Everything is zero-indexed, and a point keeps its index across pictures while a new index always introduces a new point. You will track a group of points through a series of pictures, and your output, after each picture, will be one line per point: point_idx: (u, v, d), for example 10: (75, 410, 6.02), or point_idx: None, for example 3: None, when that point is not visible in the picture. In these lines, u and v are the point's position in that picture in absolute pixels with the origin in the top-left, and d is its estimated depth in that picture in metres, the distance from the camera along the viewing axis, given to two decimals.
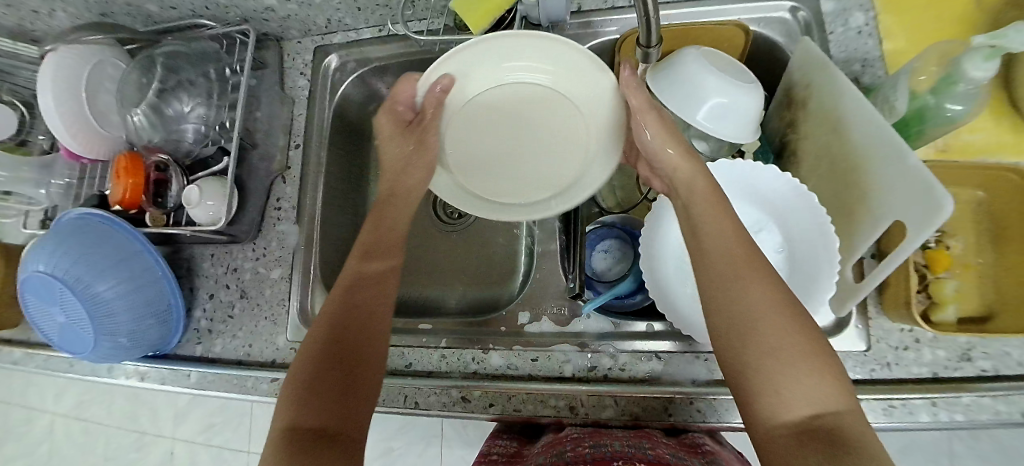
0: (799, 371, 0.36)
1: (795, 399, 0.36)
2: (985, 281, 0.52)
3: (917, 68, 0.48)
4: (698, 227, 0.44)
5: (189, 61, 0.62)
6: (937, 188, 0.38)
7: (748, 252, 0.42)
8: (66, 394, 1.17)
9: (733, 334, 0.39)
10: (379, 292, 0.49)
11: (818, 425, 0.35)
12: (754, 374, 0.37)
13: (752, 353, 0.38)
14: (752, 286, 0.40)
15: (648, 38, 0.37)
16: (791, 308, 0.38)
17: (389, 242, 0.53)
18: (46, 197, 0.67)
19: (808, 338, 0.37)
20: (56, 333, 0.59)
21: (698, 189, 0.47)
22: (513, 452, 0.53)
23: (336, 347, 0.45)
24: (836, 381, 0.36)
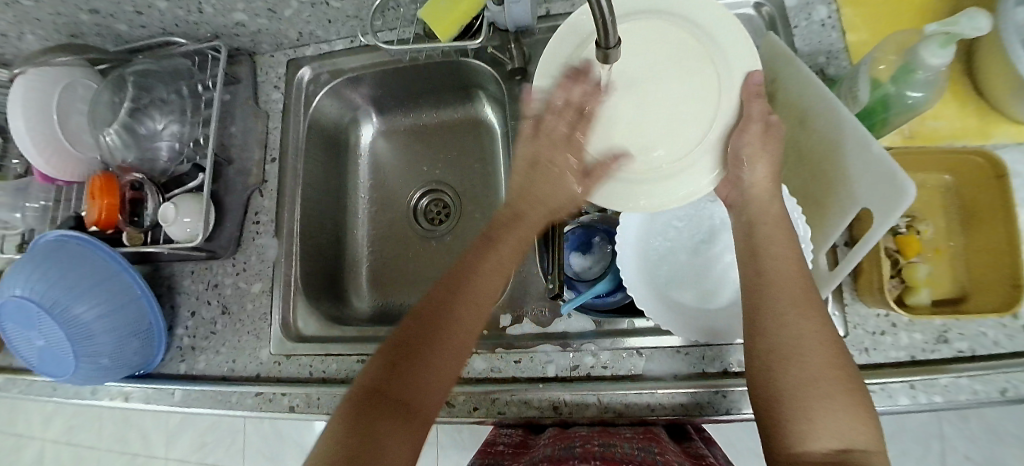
0: (835, 405, 0.37)
1: (826, 431, 0.37)
2: (957, 263, 0.52)
3: (876, 58, 0.49)
4: (758, 249, 0.45)
5: (160, 80, 0.62)
6: (901, 175, 0.39)
7: (804, 283, 0.42)
8: (55, 419, 1.15)
9: (778, 358, 0.39)
10: (432, 364, 0.43)
11: (843, 460, 0.36)
12: (790, 402, 0.38)
13: (792, 379, 0.39)
14: (807, 318, 0.40)
15: (607, 41, 0.37)
16: (836, 344, 0.40)
17: (469, 301, 0.46)
18: (23, 221, 0.66)
19: (846, 375, 0.39)
20: (36, 356, 0.59)
21: (770, 214, 0.45)
22: (519, 442, 0.52)
23: (369, 421, 0.39)
24: (867, 420, 0.37)
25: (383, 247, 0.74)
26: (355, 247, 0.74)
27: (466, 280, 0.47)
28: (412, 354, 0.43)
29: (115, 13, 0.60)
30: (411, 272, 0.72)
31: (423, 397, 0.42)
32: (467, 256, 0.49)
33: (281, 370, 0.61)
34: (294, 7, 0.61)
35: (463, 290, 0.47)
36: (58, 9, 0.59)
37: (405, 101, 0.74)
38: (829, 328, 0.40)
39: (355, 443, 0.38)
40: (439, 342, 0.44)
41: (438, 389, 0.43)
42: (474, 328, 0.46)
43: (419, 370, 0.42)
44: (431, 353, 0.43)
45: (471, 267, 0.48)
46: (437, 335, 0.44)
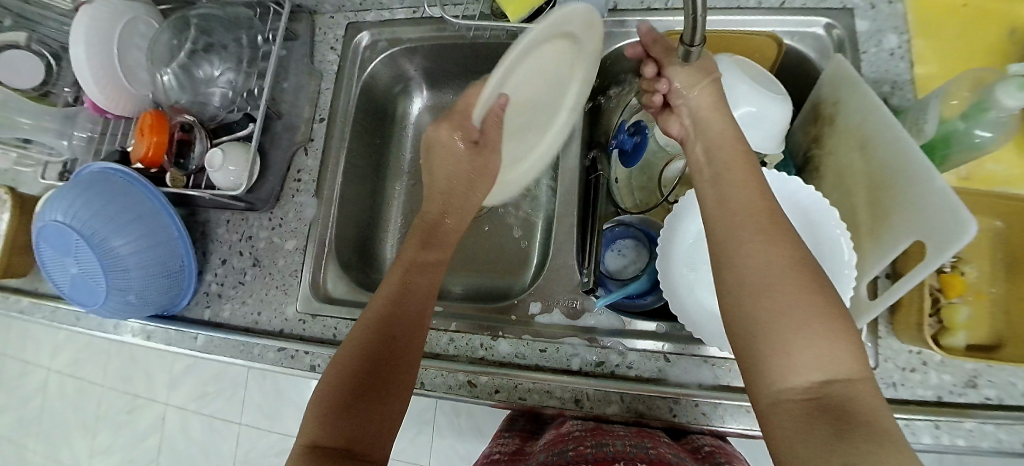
0: (812, 334, 0.34)
1: (806, 363, 0.34)
2: (996, 310, 0.52)
3: (949, 92, 0.48)
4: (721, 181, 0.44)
5: (223, 26, 0.63)
6: (962, 211, 0.39)
7: (767, 209, 0.40)
8: (62, 350, 1.17)
9: (748, 291, 0.37)
10: (406, 317, 0.46)
11: (826, 394, 0.33)
12: (763, 334, 0.36)
13: (766, 310, 0.36)
14: (772, 243, 0.38)
15: (692, 38, 0.37)
16: (809, 266, 0.37)
17: (424, 284, 0.49)
18: (69, 148, 0.68)
19: (825, 300, 0.35)
20: (67, 283, 0.60)
21: (732, 152, 0.45)
22: (514, 451, 0.53)
23: (365, 360, 0.42)
24: (850, 345, 0.34)
25: (415, 221, 0.74)
26: (387, 218, 0.74)
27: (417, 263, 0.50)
28: (392, 311, 0.45)
29: None
30: None
31: (409, 345, 0.44)
32: (416, 246, 0.52)
33: (305, 328, 0.61)
34: None
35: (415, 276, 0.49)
36: None
37: (456, 79, 0.74)
38: (801, 252, 0.38)
39: (355, 378, 0.41)
40: (409, 304, 0.47)
41: (416, 336, 0.45)
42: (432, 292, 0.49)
43: (400, 328, 0.45)
44: (406, 318, 0.46)
45: (412, 260, 0.50)
46: (402, 300, 0.47)
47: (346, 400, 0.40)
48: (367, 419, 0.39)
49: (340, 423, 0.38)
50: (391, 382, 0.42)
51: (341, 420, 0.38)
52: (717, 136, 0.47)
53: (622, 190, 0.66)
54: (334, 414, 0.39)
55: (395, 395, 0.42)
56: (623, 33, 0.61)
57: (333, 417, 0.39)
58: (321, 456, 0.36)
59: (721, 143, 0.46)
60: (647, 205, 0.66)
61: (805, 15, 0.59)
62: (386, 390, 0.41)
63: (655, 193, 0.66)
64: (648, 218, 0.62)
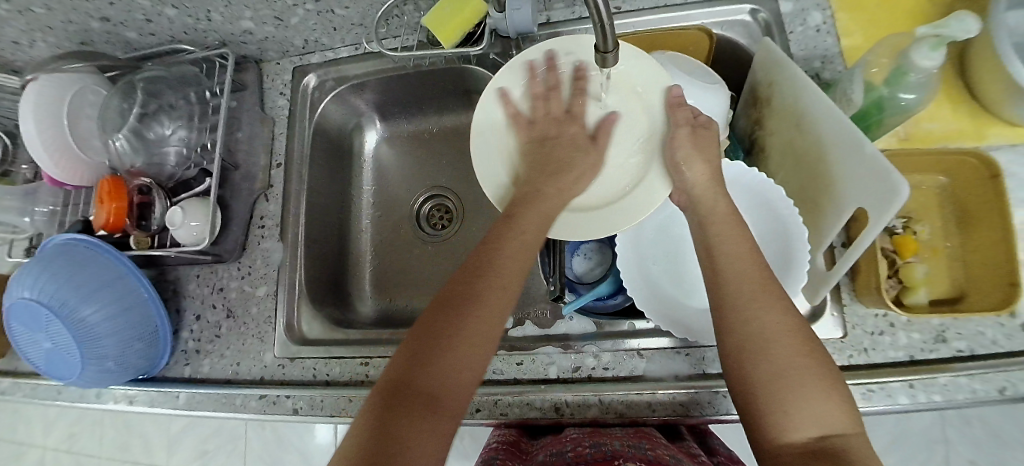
0: (810, 394, 0.37)
1: (803, 420, 0.37)
2: (954, 263, 0.53)
3: (870, 61, 0.50)
4: (714, 249, 0.45)
5: (168, 86, 0.63)
6: (893, 176, 0.40)
7: (762, 276, 0.42)
8: (56, 427, 1.15)
9: (747, 353, 0.40)
10: (496, 277, 0.45)
11: (822, 446, 0.36)
12: (762, 394, 0.38)
13: (764, 372, 0.39)
14: (770, 309, 0.40)
15: (605, 44, 0.38)
16: (807, 333, 0.40)
17: (523, 243, 0.47)
18: (31, 224, 0.68)
19: (815, 360, 0.39)
20: (42, 359, 0.59)
21: (719, 212, 0.46)
22: (513, 442, 0.53)
23: (448, 313, 0.43)
24: (845, 405, 0.38)
25: (387, 251, 0.75)
26: (358, 251, 0.75)
27: (518, 222, 0.48)
28: (483, 259, 0.46)
29: (125, 21, 0.62)
30: (413, 276, 0.72)
31: (490, 306, 0.44)
32: (529, 201, 0.50)
33: (284, 372, 0.61)
34: (300, 15, 0.62)
35: (515, 233, 0.48)
36: (70, 17, 0.61)
37: (409, 108, 0.75)
38: (796, 318, 0.40)
39: (434, 327, 0.43)
40: (502, 264, 0.46)
41: (502, 296, 0.44)
42: (530, 253, 0.47)
43: (486, 288, 0.44)
44: (497, 275, 0.45)
45: (520, 215, 0.49)
46: (495, 256, 0.46)
47: (427, 347, 0.42)
48: (441, 373, 0.41)
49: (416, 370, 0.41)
50: (468, 340, 0.42)
51: (418, 368, 0.41)
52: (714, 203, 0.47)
53: None
54: (414, 360, 0.42)
55: (471, 352, 0.42)
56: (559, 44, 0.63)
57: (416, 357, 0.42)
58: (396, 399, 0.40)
59: (724, 217, 0.46)
60: None
61: (730, 4, 0.61)
62: (462, 346, 0.42)
63: None
64: None
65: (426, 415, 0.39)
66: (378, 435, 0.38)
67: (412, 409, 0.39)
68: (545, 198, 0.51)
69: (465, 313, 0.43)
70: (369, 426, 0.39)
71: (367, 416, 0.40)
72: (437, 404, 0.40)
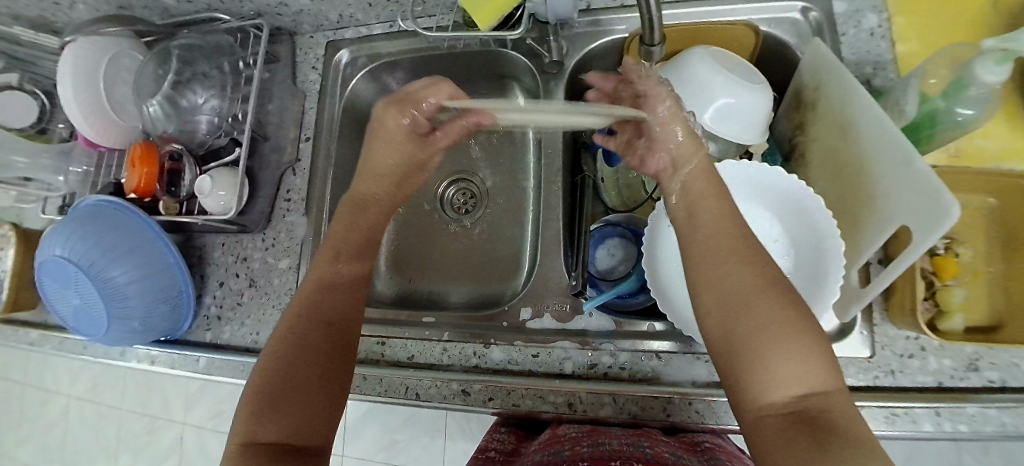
0: (791, 351, 0.35)
1: (785, 379, 0.35)
2: (994, 290, 0.51)
3: (927, 71, 0.47)
4: (691, 203, 0.43)
5: (203, 54, 0.64)
6: (944, 195, 0.38)
7: (739, 232, 0.40)
8: (80, 377, 1.20)
9: (723, 312, 0.38)
10: (336, 314, 0.47)
11: (802, 406, 0.35)
12: (741, 352, 0.36)
13: (742, 330, 0.37)
14: (744, 266, 0.38)
15: (653, 36, 0.39)
16: (787, 288, 0.38)
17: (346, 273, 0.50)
18: (65, 183, 0.69)
19: (796, 319, 0.36)
20: (71, 315, 0.61)
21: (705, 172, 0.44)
22: (510, 449, 0.55)
23: (297, 368, 0.43)
24: (827, 366, 0.36)
25: (408, 232, 0.75)
26: None
27: (340, 255, 0.50)
28: (312, 296, 0.47)
29: None
30: (433, 258, 0.72)
31: (343, 339, 0.46)
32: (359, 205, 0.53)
33: None
34: None
35: (339, 264, 0.50)
36: None
37: None
38: (774, 272, 0.38)
39: (297, 365, 0.43)
40: (327, 303, 0.47)
41: (344, 334, 0.47)
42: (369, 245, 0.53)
43: (324, 321, 0.46)
44: (328, 309, 0.47)
45: (344, 233, 0.51)
46: (336, 295, 0.48)
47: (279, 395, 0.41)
48: (304, 418, 0.41)
49: (276, 423, 0.40)
50: (330, 386, 0.44)
51: (264, 423, 0.40)
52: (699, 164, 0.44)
53: (608, 189, 0.64)
54: (258, 417, 0.40)
55: (321, 398, 0.43)
56: (598, 32, 0.61)
57: (261, 409, 0.41)
58: (261, 454, 0.39)
59: None
60: (634, 204, 0.63)
61: (780, 2, 0.59)
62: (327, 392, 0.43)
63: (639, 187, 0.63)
64: (635, 217, 0.61)
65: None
66: None
67: (287, 463, 0.39)
68: (369, 213, 0.53)
69: (311, 363, 0.43)
70: None
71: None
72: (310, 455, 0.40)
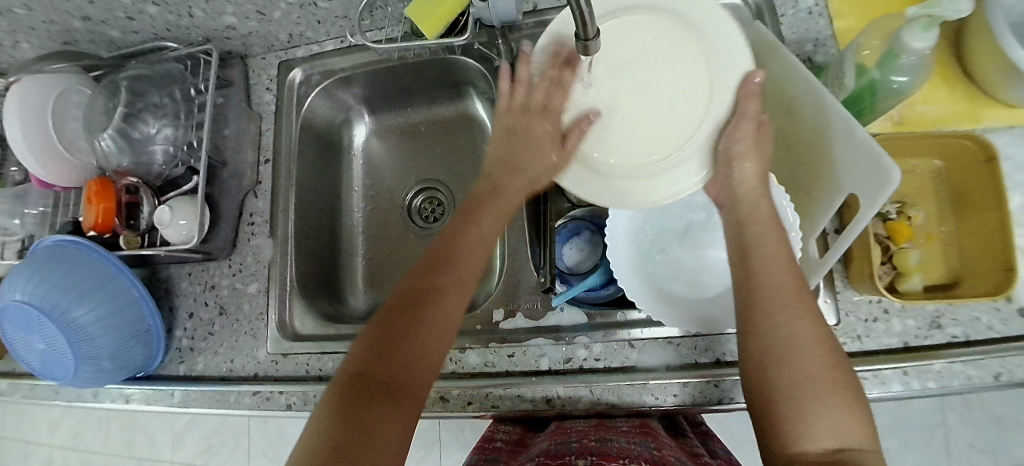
0: (829, 406, 0.37)
1: (822, 430, 0.37)
2: (949, 249, 0.52)
3: (861, 43, 0.48)
4: (749, 247, 0.45)
5: (154, 84, 0.63)
6: (885, 159, 0.39)
7: (797, 284, 0.42)
8: (62, 425, 1.17)
9: (772, 359, 0.39)
10: (451, 284, 0.48)
11: (840, 459, 0.36)
12: (783, 401, 0.38)
13: (786, 379, 0.38)
14: (799, 317, 0.40)
15: (585, 31, 0.37)
16: (834, 345, 0.39)
17: (475, 234, 0.51)
18: (22, 227, 0.68)
19: (838, 372, 0.38)
20: (37, 361, 0.60)
21: (760, 213, 0.46)
22: (517, 439, 0.54)
23: (406, 314, 0.46)
24: (863, 421, 0.37)
25: (380, 246, 0.74)
26: (351, 245, 0.75)
27: (454, 262, 0.49)
28: (443, 253, 0.50)
29: (107, 19, 0.61)
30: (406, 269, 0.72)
31: (432, 346, 0.46)
32: (485, 198, 0.54)
33: (278, 369, 0.61)
34: (282, 9, 0.61)
35: (471, 226, 0.52)
36: (51, 17, 0.60)
37: (398, 100, 0.74)
38: (823, 327, 0.40)
39: (404, 317, 0.46)
40: (432, 306, 0.47)
41: (459, 298, 0.48)
42: (485, 241, 0.51)
43: (442, 285, 0.48)
44: (450, 274, 0.48)
45: (475, 212, 0.53)
46: (435, 298, 0.47)
47: (382, 340, 0.45)
48: (407, 366, 0.44)
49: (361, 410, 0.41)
50: (412, 386, 0.44)
51: (372, 364, 0.43)
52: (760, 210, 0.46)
53: None
54: (368, 355, 0.44)
55: (426, 350, 0.45)
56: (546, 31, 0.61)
57: (370, 352, 0.44)
58: (358, 388, 0.42)
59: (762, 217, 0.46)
60: None
61: None
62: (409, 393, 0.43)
63: None
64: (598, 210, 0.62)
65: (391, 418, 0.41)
66: (347, 419, 0.40)
67: (370, 403, 0.41)
68: (505, 190, 0.54)
69: (418, 311, 0.46)
70: (332, 419, 0.40)
71: (307, 458, 0.38)
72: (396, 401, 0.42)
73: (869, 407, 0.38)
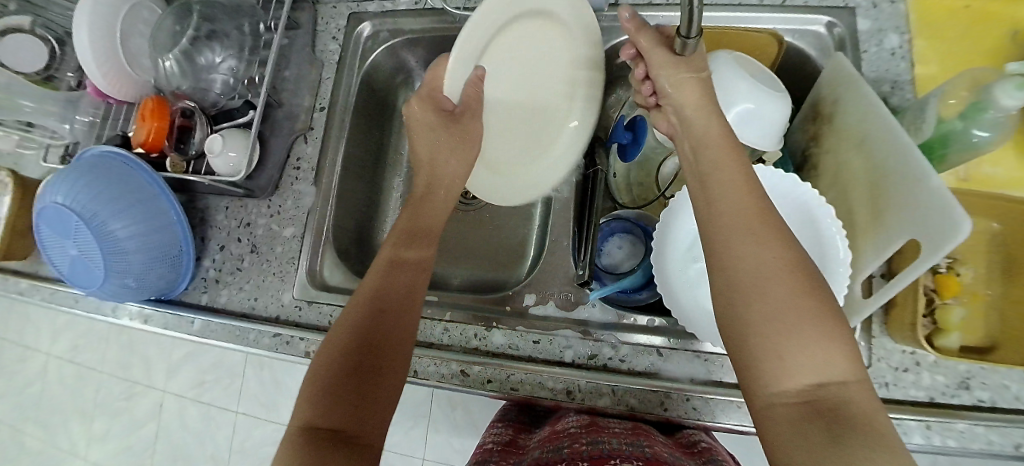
0: (806, 338, 0.33)
1: (801, 367, 0.33)
2: (993, 311, 0.52)
3: (947, 91, 0.48)
4: (707, 176, 0.42)
5: (224, 13, 0.63)
6: (957, 210, 0.38)
7: (758, 211, 0.39)
8: (62, 335, 1.18)
9: (738, 295, 0.36)
10: (393, 315, 0.45)
11: (820, 396, 0.33)
12: (754, 337, 0.35)
13: (757, 312, 0.35)
14: (765, 243, 0.37)
15: (688, 30, 0.41)
16: (805, 269, 0.36)
17: (412, 278, 0.49)
18: (70, 132, 0.68)
19: (816, 301, 0.34)
20: (66, 266, 0.60)
21: (713, 139, 0.44)
22: (508, 441, 0.55)
23: (352, 362, 0.42)
24: (848, 351, 0.34)
25: None
26: (385, 208, 0.75)
27: (389, 297, 0.46)
28: (380, 293, 0.46)
29: None
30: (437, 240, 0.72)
31: (383, 393, 0.42)
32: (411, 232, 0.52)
33: (300, 316, 0.61)
34: None
35: (405, 274, 0.49)
36: None
37: None
38: (796, 253, 0.37)
39: (353, 364, 0.41)
40: (390, 294, 0.46)
41: (404, 335, 0.45)
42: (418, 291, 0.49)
43: (387, 320, 0.45)
44: (396, 313, 0.46)
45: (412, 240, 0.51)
46: (382, 336, 0.44)
47: (337, 384, 0.40)
48: (358, 409, 0.40)
49: (341, 409, 0.39)
50: (394, 368, 0.43)
51: (327, 411, 0.39)
52: (711, 132, 0.45)
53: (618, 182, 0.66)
54: (320, 404, 0.39)
55: (383, 394, 0.42)
56: None
57: (320, 401, 0.39)
58: (317, 437, 0.37)
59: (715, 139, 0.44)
60: (643, 201, 0.65)
61: (806, 14, 0.59)
62: (385, 386, 0.42)
63: (652, 188, 0.65)
64: (646, 214, 0.62)
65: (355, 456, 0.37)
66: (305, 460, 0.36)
67: (331, 450, 0.37)
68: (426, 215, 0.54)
69: (369, 356, 0.42)
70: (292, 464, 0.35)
71: None
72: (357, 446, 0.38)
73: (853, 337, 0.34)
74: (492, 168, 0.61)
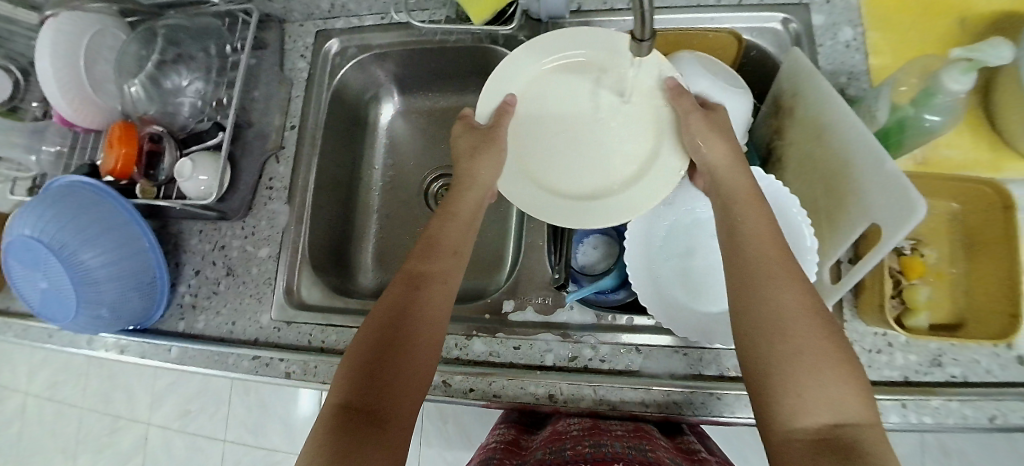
0: (823, 380, 0.37)
1: (818, 405, 0.36)
2: (959, 289, 0.53)
3: (899, 80, 0.50)
4: (735, 219, 0.45)
5: (189, 35, 0.63)
6: (913, 192, 0.40)
7: (780, 253, 0.43)
8: (39, 373, 1.15)
9: (761, 334, 0.40)
10: (422, 304, 0.46)
11: (837, 434, 0.36)
12: (775, 377, 0.38)
13: (779, 353, 0.38)
14: (790, 286, 0.40)
15: (642, 32, 0.38)
16: (826, 316, 0.39)
17: (442, 264, 0.49)
18: (36, 164, 0.67)
19: (832, 345, 0.38)
20: (37, 299, 0.59)
21: (740, 191, 0.46)
22: (511, 439, 0.55)
23: (380, 347, 0.44)
24: (860, 394, 0.37)
25: (392, 226, 0.74)
26: (363, 222, 0.74)
27: (421, 284, 0.47)
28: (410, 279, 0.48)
29: None
30: None
31: (408, 379, 0.44)
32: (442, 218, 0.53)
33: (280, 336, 0.61)
34: None
35: (438, 259, 0.49)
36: None
37: (428, 84, 0.75)
38: (815, 299, 0.40)
39: (383, 348, 0.44)
40: (425, 285, 0.47)
41: (432, 327, 0.46)
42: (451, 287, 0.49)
43: (417, 307, 0.46)
44: (424, 302, 0.47)
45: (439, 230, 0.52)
46: (409, 321, 0.45)
47: (366, 367, 0.43)
48: (384, 393, 0.42)
49: (369, 390, 0.42)
50: (415, 379, 0.44)
51: (356, 389, 0.42)
52: (734, 180, 0.47)
53: None
54: (353, 383, 0.42)
55: (411, 379, 0.44)
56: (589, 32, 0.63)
57: (354, 381, 0.42)
58: (346, 417, 0.40)
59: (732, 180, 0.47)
60: None
61: (762, 12, 0.61)
62: (410, 371, 0.44)
63: None
64: None
65: (379, 440, 0.39)
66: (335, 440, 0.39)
67: (358, 429, 0.40)
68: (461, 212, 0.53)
69: (395, 343, 0.44)
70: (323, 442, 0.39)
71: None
72: (383, 427, 0.40)
73: (865, 379, 0.38)
74: (532, 177, 0.54)
